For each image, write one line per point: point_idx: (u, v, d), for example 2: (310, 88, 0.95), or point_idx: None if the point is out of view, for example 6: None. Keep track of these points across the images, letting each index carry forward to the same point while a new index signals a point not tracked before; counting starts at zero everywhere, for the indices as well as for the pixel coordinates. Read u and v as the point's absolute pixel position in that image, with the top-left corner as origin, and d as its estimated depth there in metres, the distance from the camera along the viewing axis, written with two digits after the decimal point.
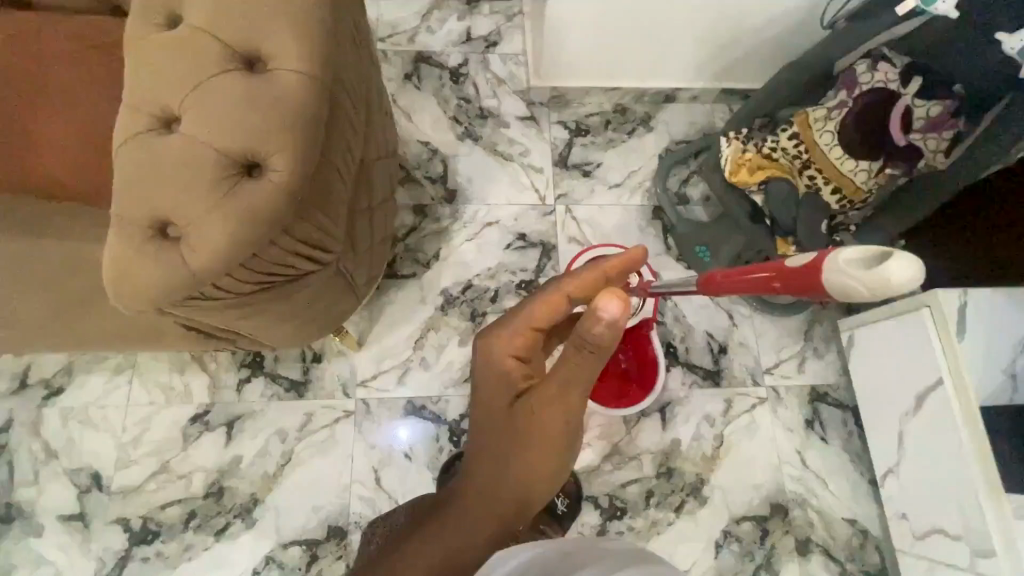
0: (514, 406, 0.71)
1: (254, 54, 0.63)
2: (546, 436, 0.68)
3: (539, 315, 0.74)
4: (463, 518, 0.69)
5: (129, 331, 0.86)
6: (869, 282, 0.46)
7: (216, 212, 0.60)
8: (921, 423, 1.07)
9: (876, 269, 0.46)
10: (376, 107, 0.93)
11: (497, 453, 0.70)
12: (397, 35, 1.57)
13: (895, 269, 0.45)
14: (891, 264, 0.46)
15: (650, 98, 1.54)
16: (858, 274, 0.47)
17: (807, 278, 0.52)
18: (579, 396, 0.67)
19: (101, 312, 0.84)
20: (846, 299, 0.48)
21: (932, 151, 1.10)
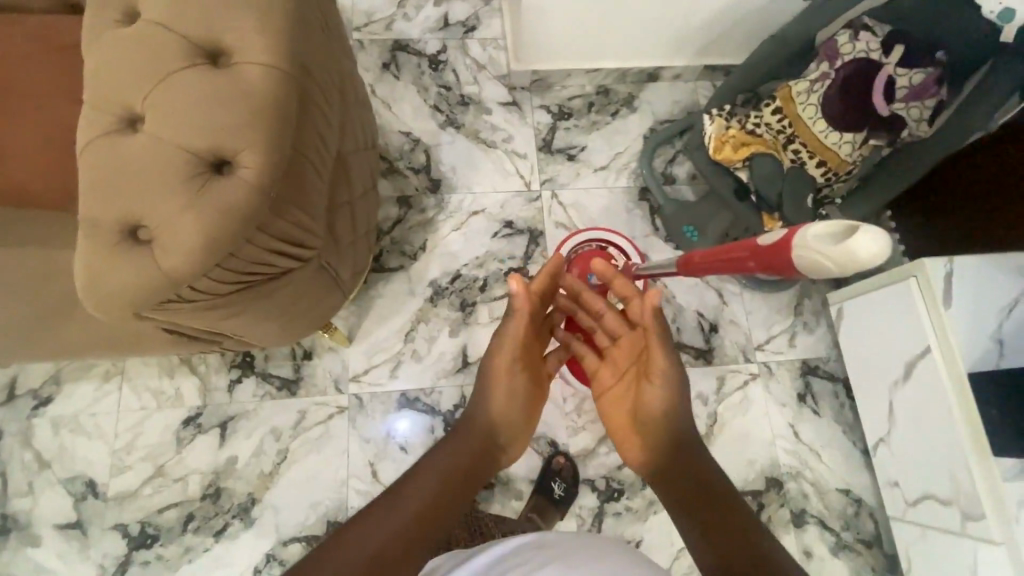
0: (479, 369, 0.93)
1: (218, 47, 0.61)
2: (506, 377, 0.89)
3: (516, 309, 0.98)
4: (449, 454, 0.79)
5: (113, 337, 0.84)
6: (838, 256, 0.53)
7: (185, 212, 0.58)
8: (910, 391, 1.08)
9: (841, 245, 0.53)
10: (351, 96, 0.92)
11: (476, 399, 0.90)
12: (373, 24, 1.53)
13: (861, 243, 0.52)
14: (856, 238, 0.52)
15: (633, 78, 1.52)
16: (813, 245, 0.55)
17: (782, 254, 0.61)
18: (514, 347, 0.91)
19: (82, 319, 0.83)
20: (818, 269, 0.56)
21: (916, 120, 1.09)
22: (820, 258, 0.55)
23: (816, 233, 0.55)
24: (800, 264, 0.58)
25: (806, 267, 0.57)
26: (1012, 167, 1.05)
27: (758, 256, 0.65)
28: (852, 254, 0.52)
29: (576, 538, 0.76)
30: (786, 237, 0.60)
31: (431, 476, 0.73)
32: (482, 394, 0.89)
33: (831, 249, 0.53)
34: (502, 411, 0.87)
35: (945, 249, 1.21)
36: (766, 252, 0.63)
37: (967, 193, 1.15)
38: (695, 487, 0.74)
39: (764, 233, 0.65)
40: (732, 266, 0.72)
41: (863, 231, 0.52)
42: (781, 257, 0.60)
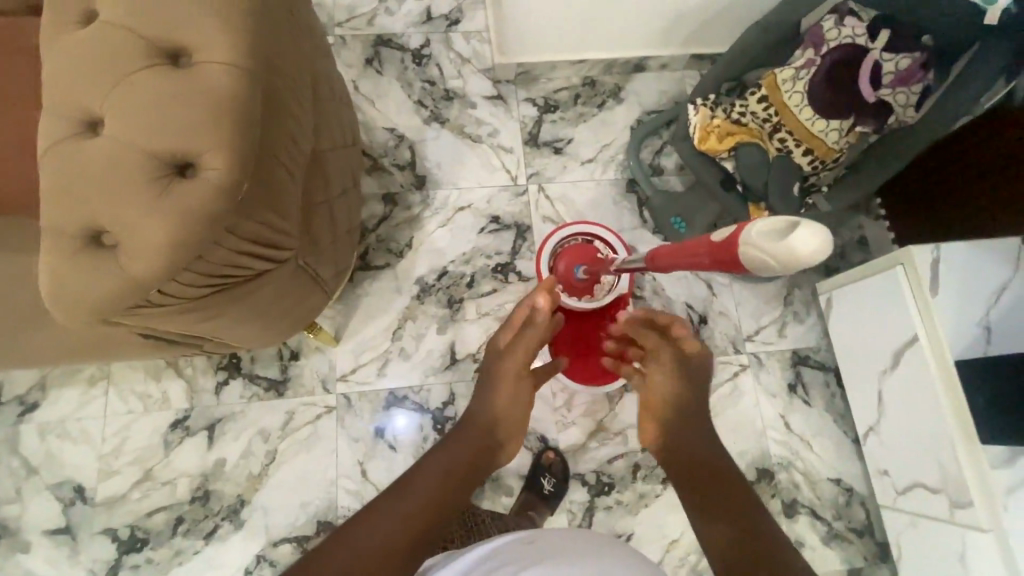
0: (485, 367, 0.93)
1: (176, 46, 0.60)
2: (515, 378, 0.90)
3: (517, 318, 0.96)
4: (449, 455, 0.77)
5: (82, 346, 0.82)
6: (778, 253, 0.53)
7: (150, 217, 0.58)
8: (899, 379, 1.07)
9: (783, 241, 0.52)
10: (326, 92, 0.90)
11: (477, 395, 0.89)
12: (355, 19, 1.51)
13: (800, 241, 0.51)
14: (796, 237, 0.51)
15: (619, 68, 1.50)
16: (757, 241, 0.55)
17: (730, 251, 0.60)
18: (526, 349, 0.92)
19: (50, 328, 0.80)
20: (763, 266, 0.55)
21: (902, 106, 1.08)
22: (765, 255, 0.54)
23: (760, 229, 0.55)
24: (746, 262, 0.57)
25: (752, 263, 0.56)
26: (1005, 149, 1.03)
27: (708, 253, 0.64)
28: (792, 252, 0.52)
29: (566, 535, 0.72)
30: (734, 234, 0.59)
31: (429, 479, 0.72)
32: (489, 392, 0.88)
33: (773, 247, 0.53)
34: (502, 409, 0.86)
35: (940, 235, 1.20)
36: (715, 249, 0.62)
37: (959, 179, 1.13)
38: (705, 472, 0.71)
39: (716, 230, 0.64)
40: (686, 263, 0.71)
41: (802, 228, 0.51)
42: (729, 255, 0.60)
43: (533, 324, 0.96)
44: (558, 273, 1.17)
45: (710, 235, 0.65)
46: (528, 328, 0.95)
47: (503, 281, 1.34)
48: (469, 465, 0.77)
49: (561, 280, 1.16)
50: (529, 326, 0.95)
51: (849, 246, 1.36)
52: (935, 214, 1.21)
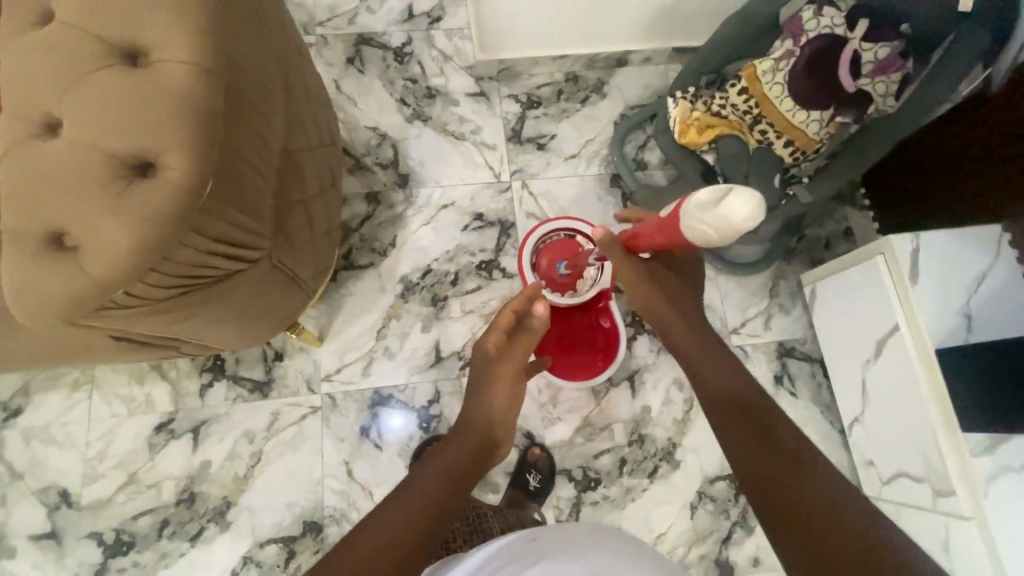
0: (472, 369, 0.95)
1: (135, 47, 0.61)
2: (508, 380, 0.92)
3: (504, 323, 0.96)
4: (446, 456, 0.79)
5: (50, 354, 0.80)
6: (717, 223, 0.56)
7: (112, 217, 0.58)
8: (882, 369, 1.07)
9: (718, 210, 0.56)
10: (301, 92, 0.91)
11: (472, 398, 0.90)
12: (336, 19, 1.51)
13: (733, 208, 0.54)
14: (728, 204, 0.55)
15: (602, 63, 1.50)
16: (696, 212, 0.58)
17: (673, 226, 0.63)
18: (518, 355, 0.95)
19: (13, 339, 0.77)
20: (705, 238, 0.59)
21: (881, 94, 1.08)
22: (705, 223, 0.57)
23: (698, 201, 0.58)
24: (688, 233, 0.60)
25: (694, 234, 0.59)
26: (980, 139, 1.03)
27: (655, 233, 0.67)
28: (728, 216, 0.55)
29: (568, 528, 0.71)
30: (676, 209, 0.63)
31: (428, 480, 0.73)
32: (479, 395, 0.90)
33: (711, 214, 0.56)
34: (498, 412, 0.89)
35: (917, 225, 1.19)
36: (660, 227, 0.66)
37: (936, 169, 1.13)
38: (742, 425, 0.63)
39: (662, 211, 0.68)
40: (636, 248, 0.74)
41: (732, 195, 0.55)
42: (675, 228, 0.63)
43: (525, 326, 0.97)
44: (540, 269, 1.19)
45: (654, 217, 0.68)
46: (521, 330, 0.97)
47: (488, 278, 1.34)
48: (465, 466, 0.79)
49: (544, 276, 1.18)
50: (523, 329, 0.97)
51: (834, 237, 1.39)
52: (911, 205, 1.20)
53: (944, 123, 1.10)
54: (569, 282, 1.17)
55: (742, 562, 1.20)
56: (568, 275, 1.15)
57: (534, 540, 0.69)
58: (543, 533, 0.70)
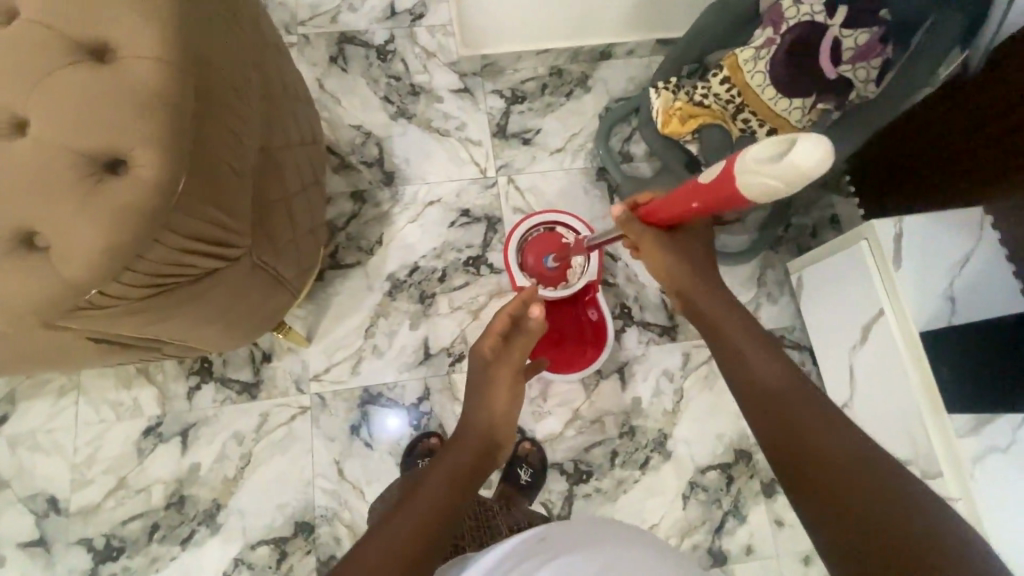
0: (473, 372, 0.94)
1: (104, 44, 0.62)
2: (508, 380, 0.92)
3: (499, 327, 0.97)
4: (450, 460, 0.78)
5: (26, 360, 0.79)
6: (785, 174, 0.52)
7: (86, 216, 0.58)
8: (869, 354, 1.08)
9: (784, 161, 0.52)
10: (279, 91, 0.91)
11: (472, 398, 0.90)
12: (317, 18, 1.50)
13: (800, 156, 0.50)
14: (795, 152, 0.51)
15: (585, 57, 1.50)
16: (758, 167, 0.54)
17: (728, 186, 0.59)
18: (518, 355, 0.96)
19: None
20: (770, 192, 0.55)
21: (862, 81, 1.06)
22: (771, 175, 0.53)
23: (758, 154, 0.54)
24: (753, 189, 0.56)
25: (760, 189, 0.55)
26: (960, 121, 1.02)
27: (706, 196, 0.64)
28: (801, 166, 0.51)
29: (576, 527, 0.70)
30: (728, 167, 0.59)
31: (434, 485, 0.73)
32: (479, 398, 0.89)
33: (779, 165, 0.52)
34: (500, 412, 0.88)
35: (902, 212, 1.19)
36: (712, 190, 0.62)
37: (919, 154, 1.13)
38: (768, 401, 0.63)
39: (706, 171, 0.64)
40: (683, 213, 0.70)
41: (799, 142, 0.51)
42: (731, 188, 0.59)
43: (522, 328, 0.99)
44: (528, 268, 1.20)
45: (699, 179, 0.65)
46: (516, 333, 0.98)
47: (476, 274, 1.33)
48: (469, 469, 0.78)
49: (533, 275, 1.19)
50: (520, 330, 0.99)
51: (819, 225, 1.40)
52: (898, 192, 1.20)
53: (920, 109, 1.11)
54: (557, 277, 1.18)
55: (735, 551, 1.20)
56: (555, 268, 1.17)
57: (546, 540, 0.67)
58: (554, 532, 0.69)
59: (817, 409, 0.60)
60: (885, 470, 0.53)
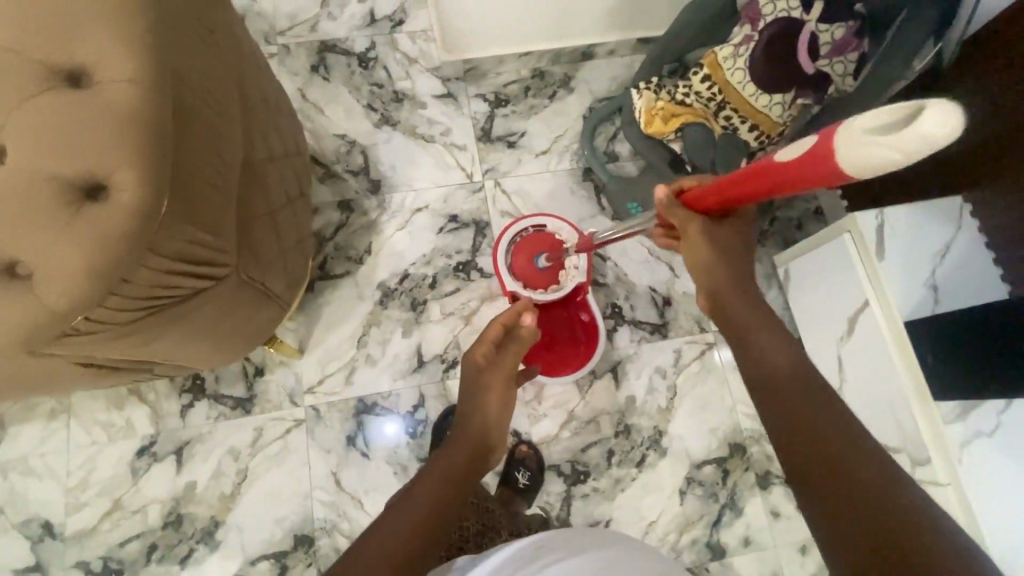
0: (466, 375, 0.95)
1: (80, 68, 0.62)
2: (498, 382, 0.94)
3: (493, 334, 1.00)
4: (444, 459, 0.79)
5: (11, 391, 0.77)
6: (902, 146, 0.40)
7: (67, 242, 0.58)
8: (856, 345, 1.09)
9: (902, 130, 0.40)
10: (260, 106, 0.90)
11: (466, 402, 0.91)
12: (297, 27, 1.49)
13: (931, 122, 0.38)
14: (923, 117, 0.39)
15: (567, 58, 1.50)
16: (862, 141, 0.42)
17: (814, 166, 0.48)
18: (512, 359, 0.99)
19: None
20: (878, 170, 0.43)
21: (840, 76, 1.09)
22: (881, 152, 0.41)
23: (869, 124, 0.42)
24: (857, 169, 0.44)
25: (865, 170, 0.43)
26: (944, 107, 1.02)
27: (788, 177, 0.52)
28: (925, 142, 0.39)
29: (569, 536, 0.69)
30: (817, 141, 0.48)
31: (429, 485, 0.74)
32: (472, 401, 0.91)
33: (897, 140, 0.40)
34: (494, 415, 0.90)
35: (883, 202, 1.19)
36: (795, 168, 0.50)
37: None
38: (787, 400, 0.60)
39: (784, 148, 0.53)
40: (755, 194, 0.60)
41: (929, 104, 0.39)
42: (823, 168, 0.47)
43: (515, 336, 1.02)
44: (518, 268, 1.20)
45: (784, 153, 0.53)
46: (510, 339, 1.01)
47: (466, 279, 1.33)
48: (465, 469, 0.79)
49: (523, 275, 1.19)
50: (513, 337, 1.01)
51: (804, 217, 1.42)
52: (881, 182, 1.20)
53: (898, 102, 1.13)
54: (548, 276, 1.19)
55: (733, 543, 1.21)
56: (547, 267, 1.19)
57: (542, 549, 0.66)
58: (550, 539, 0.68)
59: (833, 406, 0.57)
60: (893, 469, 0.51)
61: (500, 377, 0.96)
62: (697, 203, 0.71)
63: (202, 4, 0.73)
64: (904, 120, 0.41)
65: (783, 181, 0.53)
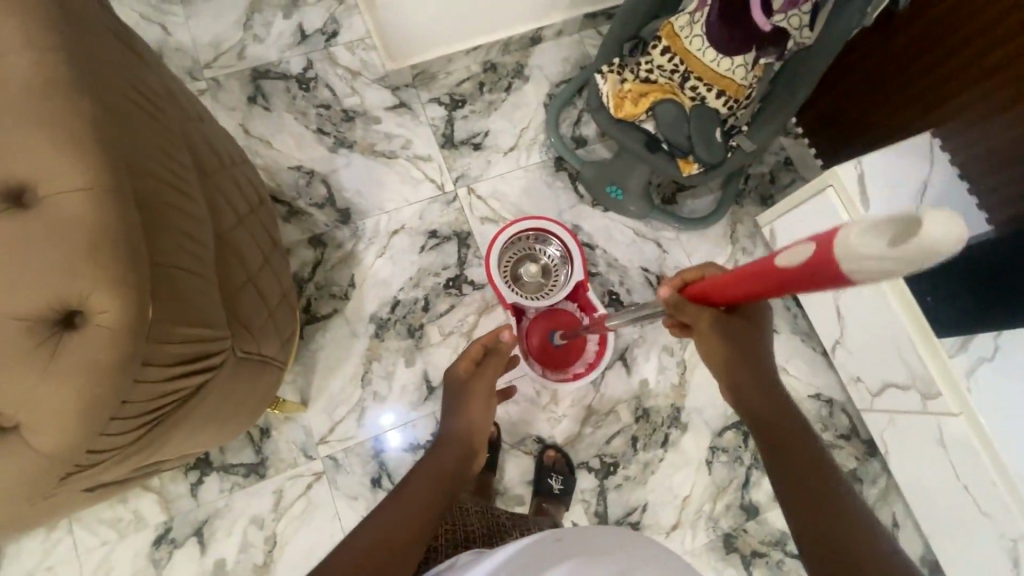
0: (447, 395, 0.99)
1: (21, 183, 0.55)
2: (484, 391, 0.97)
3: (472, 352, 1.01)
4: (434, 462, 0.80)
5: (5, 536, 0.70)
6: (905, 256, 0.35)
7: (47, 382, 0.52)
8: (853, 293, 1.11)
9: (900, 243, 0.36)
10: (215, 165, 0.83)
11: (449, 416, 0.94)
12: (222, 57, 1.38)
13: (930, 233, 0.34)
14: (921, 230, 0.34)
15: (516, 46, 1.44)
16: (839, 259, 0.40)
17: (817, 275, 0.43)
18: (489, 377, 0.99)
19: None
20: (880, 277, 0.38)
21: (797, 30, 1.04)
22: (871, 267, 0.38)
23: (862, 235, 0.38)
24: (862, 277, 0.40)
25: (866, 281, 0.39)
26: (906, 46, 1.07)
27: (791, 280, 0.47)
28: (931, 252, 0.34)
29: (587, 532, 0.60)
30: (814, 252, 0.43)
31: (421, 483, 0.74)
32: (455, 416, 0.93)
33: (891, 254, 0.36)
34: (479, 420, 0.92)
35: (862, 147, 1.23)
36: (793, 274, 0.46)
37: (869, 81, 1.17)
38: (773, 419, 0.62)
39: (785, 253, 0.47)
40: (773, 288, 0.50)
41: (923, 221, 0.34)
42: (822, 276, 0.43)
43: (495, 352, 1.03)
44: (534, 349, 1.20)
45: (787, 258, 0.47)
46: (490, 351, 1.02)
47: (459, 294, 1.29)
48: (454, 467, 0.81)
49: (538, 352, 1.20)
50: (493, 355, 1.02)
51: (776, 169, 1.42)
52: (852, 127, 1.25)
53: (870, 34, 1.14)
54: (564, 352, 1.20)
55: (764, 500, 1.26)
56: (562, 343, 1.19)
57: (560, 542, 0.56)
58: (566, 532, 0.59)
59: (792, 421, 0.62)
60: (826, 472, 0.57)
61: (483, 391, 0.97)
62: (700, 295, 0.64)
63: (134, 73, 0.66)
64: (903, 230, 0.36)
65: (786, 283, 0.48)
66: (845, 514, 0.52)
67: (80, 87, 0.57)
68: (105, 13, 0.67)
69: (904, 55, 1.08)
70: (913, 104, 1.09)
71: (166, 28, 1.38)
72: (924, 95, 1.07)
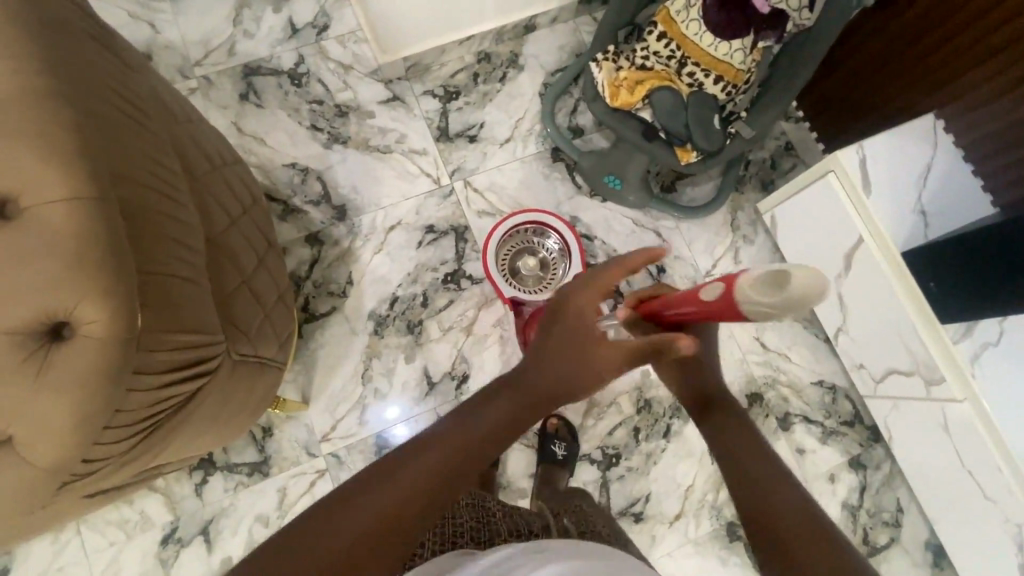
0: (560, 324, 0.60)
1: (4, 196, 0.54)
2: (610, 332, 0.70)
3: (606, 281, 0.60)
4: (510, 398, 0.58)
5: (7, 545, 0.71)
6: (788, 302, 0.46)
7: (39, 395, 0.52)
8: (854, 281, 1.09)
9: (783, 291, 0.47)
10: (205, 167, 0.82)
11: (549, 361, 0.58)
12: (213, 54, 1.36)
13: (802, 284, 0.45)
14: (797, 280, 0.45)
15: (510, 34, 1.42)
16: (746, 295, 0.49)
17: (724, 312, 0.53)
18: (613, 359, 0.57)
19: None
20: (765, 317, 0.49)
21: (795, 10, 1.02)
22: (766, 308, 0.48)
23: (758, 282, 0.49)
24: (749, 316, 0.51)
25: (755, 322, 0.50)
26: (909, 26, 1.05)
27: (703, 312, 0.56)
28: (803, 298, 0.46)
29: (571, 545, 0.59)
30: (723, 291, 0.53)
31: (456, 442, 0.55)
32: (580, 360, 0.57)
33: (780, 299, 0.47)
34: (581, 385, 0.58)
35: (866, 130, 1.20)
36: (705, 310, 0.56)
37: (870, 62, 1.15)
38: (718, 425, 0.61)
39: (696, 291, 0.57)
40: (686, 320, 0.60)
41: (798, 272, 0.46)
42: (728, 312, 0.53)
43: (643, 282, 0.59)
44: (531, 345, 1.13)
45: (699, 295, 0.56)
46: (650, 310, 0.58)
47: (457, 289, 1.29)
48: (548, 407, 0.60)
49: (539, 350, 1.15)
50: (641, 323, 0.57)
51: (777, 155, 1.40)
52: (853, 111, 1.23)
53: (869, 16, 1.11)
54: None
55: None
56: None
57: (542, 551, 0.55)
58: (552, 544, 0.58)
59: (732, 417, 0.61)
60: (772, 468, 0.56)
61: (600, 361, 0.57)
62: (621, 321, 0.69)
63: (115, 77, 0.64)
64: (780, 280, 0.47)
65: (700, 316, 0.57)
66: (788, 510, 0.52)
67: (59, 95, 0.56)
68: (82, 14, 0.65)
69: (907, 35, 1.06)
70: (916, 85, 1.07)
71: (154, 25, 1.36)
72: (926, 76, 1.05)
